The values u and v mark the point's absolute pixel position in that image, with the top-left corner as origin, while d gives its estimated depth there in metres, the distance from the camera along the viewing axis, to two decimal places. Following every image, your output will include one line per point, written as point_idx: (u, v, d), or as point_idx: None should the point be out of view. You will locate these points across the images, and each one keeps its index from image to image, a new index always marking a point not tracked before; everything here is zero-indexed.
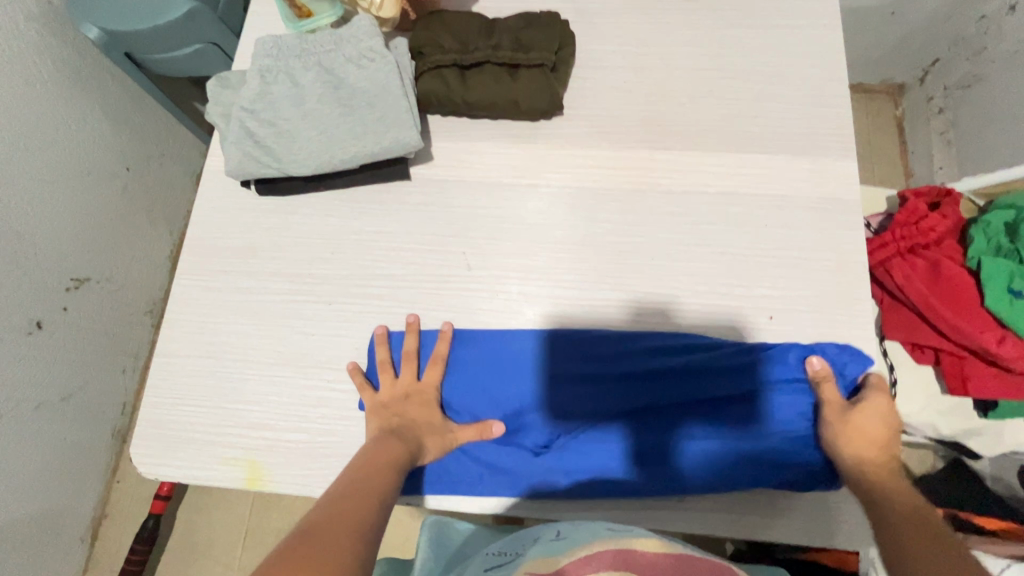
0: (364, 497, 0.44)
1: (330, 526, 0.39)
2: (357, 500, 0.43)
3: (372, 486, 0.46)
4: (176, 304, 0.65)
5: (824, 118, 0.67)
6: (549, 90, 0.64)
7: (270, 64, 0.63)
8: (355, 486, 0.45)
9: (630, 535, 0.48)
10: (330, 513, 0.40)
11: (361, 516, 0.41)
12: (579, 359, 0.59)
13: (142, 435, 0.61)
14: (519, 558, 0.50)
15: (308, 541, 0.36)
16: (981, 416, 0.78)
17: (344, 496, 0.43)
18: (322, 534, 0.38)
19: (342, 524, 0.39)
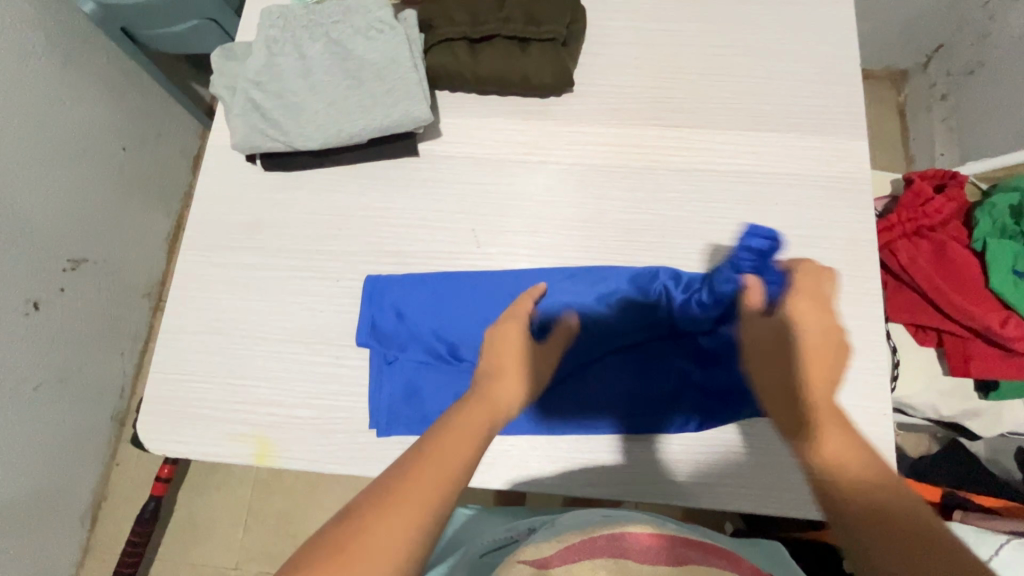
0: (467, 442, 0.40)
1: (418, 488, 0.35)
2: (459, 449, 0.39)
3: (477, 426, 0.42)
4: (181, 280, 0.64)
5: (835, 97, 0.66)
6: (559, 65, 0.63)
7: (276, 34, 0.61)
8: (460, 423, 0.41)
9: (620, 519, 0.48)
10: (425, 464, 0.37)
11: (453, 478, 0.37)
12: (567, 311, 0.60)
13: (148, 412, 0.60)
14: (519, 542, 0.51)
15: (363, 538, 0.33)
16: (981, 396, 0.78)
17: (449, 437, 0.40)
18: (395, 498, 0.34)
19: (437, 495, 0.35)
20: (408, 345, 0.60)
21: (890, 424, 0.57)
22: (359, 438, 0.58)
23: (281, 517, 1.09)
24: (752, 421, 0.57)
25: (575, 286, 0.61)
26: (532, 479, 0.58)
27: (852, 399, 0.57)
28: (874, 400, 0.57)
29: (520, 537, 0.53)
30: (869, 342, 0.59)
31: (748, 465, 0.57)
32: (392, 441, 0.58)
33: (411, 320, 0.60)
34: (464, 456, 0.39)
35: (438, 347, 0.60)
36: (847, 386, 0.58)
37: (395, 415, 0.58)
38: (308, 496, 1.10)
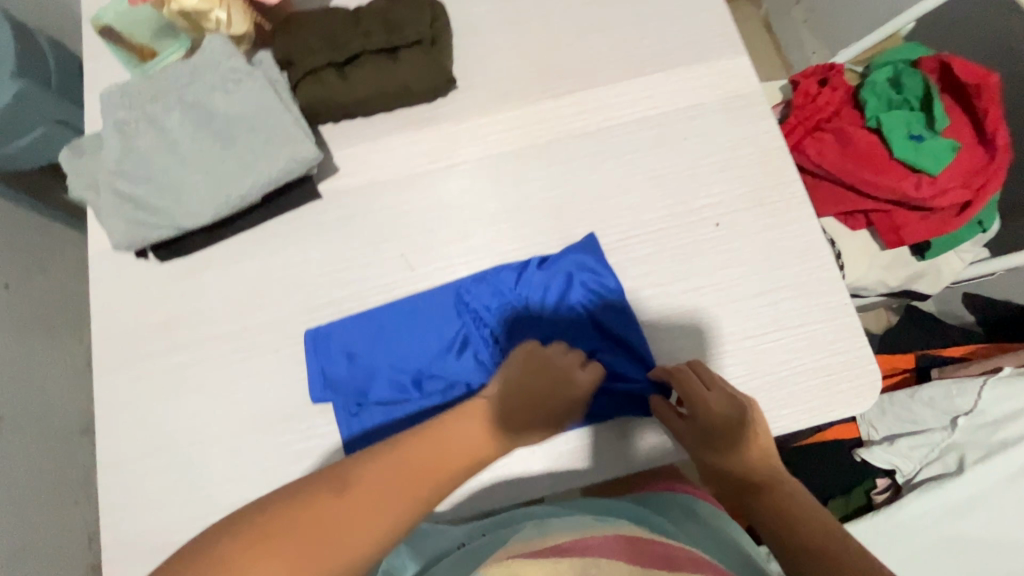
0: (434, 462, 0.41)
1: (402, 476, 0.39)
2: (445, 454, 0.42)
3: (449, 443, 0.42)
4: (106, 406, 0.57)
5: (706, 23, 0.68)
6: (434, 64, 0.61)
7: (126, 114, 0.56)
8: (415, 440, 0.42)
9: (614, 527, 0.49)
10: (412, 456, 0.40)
11: (399, 502, 0.38)
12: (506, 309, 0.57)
13: (111, 560, 0.54)
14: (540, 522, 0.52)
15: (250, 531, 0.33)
16: (919, 259, 0.83)
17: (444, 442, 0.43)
18: (366, 480, 0.38)
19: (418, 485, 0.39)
20: (370, 387, 0.56)
21: (852, 312, 0.58)
22: None
23: None
24: (730, 351, 0.57)
25: (511, 286, 0.58)
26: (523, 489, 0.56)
27: (812, 300, 0.58)
28: (831, 295, 0.59)
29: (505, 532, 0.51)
30: (809, 243, 0.60)
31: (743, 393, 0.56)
32: None
33: (367, 362, 0.57)
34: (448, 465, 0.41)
35: (401, 384, 0.56)
36: (804, 289, 0.59)
37: None
38: None
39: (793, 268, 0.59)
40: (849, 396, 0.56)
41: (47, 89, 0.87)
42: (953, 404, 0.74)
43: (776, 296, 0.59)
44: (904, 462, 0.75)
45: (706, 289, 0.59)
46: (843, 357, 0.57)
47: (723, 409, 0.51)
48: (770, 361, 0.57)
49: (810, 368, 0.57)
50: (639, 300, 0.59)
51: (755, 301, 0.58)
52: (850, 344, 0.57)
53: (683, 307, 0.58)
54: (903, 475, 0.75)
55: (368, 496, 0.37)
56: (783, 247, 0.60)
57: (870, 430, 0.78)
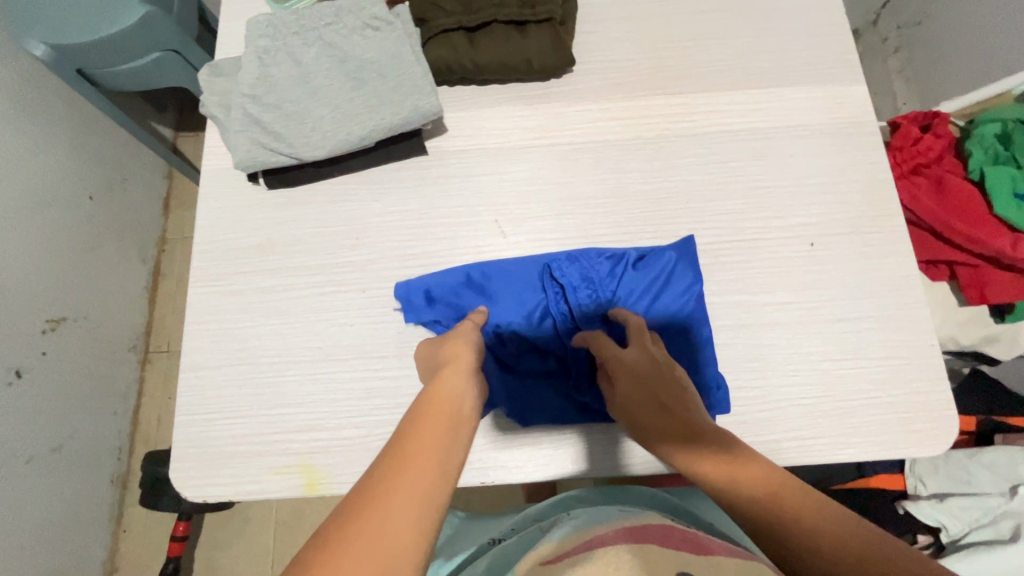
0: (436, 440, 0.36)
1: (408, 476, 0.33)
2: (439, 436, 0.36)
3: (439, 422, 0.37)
4: (195, 314, 0.60)
5: (827, 47, 0.67)
6: (559, 44, 0.62)
7: (267, 44, 0.59)
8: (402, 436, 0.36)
9: (638, 519, 0.48)
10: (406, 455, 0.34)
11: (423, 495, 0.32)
12: (591, 291, 0.58)
13: (178, 458, 0.56)
14: (581, 522, 0.52)
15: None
16: (998, 320, 0.82)
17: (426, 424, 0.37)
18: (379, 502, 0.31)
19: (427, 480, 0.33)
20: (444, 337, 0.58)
21: (937, 355, 0.57)
22: None
23: None
24: (806, 369, 0.57)
25: (599, 271, 0.59)
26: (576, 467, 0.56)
27: (896, 335, 0.58)
28: (917, 334, 0.58)
29: (531, 533, 0.58)
30: (902, 278, 0.59)
31: (813, 414, 0.56)
32: None
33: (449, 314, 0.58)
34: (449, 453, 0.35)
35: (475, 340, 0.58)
36: (890, 323, 0.58)
37: None
38: None
39: (883, 302, 0.59)
40: (922, 437, 0.55)
41: (172, 16, 0.92)
42: (1016, 473, 0.73)
43: (861, 325, 0.58)
44: (951, 521, 0.73)
45: (790, 305, 0.59)
46: (920, 398, 0.56)
47: (642, 366, 0.50)
48: (844, 387, 0.56)
49: (885, 402, 0.56)
50: (721, 304, 0.59)
51: (838, 326, 0.58)
52: (930, 386, 0.56)
53: (764, 319, 0.58)
54: (948, 534, 0.73)
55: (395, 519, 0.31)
56: (874, 278, 0.59)
57: (919, 483, 0.77)
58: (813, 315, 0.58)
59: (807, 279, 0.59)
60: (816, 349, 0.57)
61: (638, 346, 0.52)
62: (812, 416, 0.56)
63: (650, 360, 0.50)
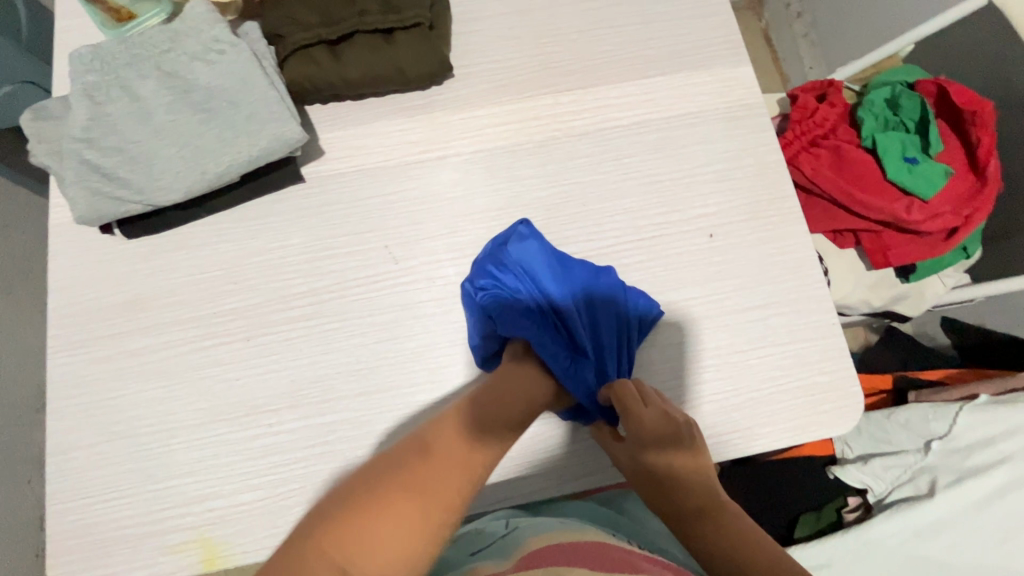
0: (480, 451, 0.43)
1: (399, 513, 0.36)
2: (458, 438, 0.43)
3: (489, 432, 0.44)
4: (59, 388, 0.54)
5: (712, 28, 0.66)
6: (432, 50, 0.58)
7: (96, 78, 0.52)
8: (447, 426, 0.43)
9: (581, 531, 0.49)
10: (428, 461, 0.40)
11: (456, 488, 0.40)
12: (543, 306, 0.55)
13: (56, 552, 0.50)
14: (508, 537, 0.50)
15: (337, 522, 0.36)
16: (903, 281, 0.84)
17: (441, 439, 0.42)
18: (429, 464, 0.40)
19: (453, 482, 0.40)
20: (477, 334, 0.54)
21: (839, 332, 0.58)
22: None
23: None
24: (718, 363, 0.56)
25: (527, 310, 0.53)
26: (497, 495, 0.54)
27: (799, 318, 0.58)
28: (819, 315, 0.58)
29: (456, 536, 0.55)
30: (802, 259, 0.59)
31: (726, 408, 0.55)
32: None
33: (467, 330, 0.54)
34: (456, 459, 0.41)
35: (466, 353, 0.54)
36: (793, 307, 0.58)
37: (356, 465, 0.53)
38: None
39: (786, 285, 0.59)
40: (832, 417, 0.56)
41: (17, 45, 0.82)
42: (928, 428, 0.74)
43: (766, 312, 0.58)
44: (876, 482, 0.76)
45: (697, 300, 0.58)
46: (826, 377, 0.56)
47: (661, 425, 0.51)
48: (756, 376, 0.56)
49: (794, 386, 0.56)
50: None
51: (745, 315, 0.58)
52: (834, 364, 0.57)
53: (671, 318, 0.57)
54: (875, 494, 0.76)
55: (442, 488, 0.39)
56: (776, 262, 0.59)
57: (845, 449, 0.80)
58: (720, 308, 0.58)
59: (711, 272, 0.59)
60: (727, 342, 0.57)
61: (659, 409, 0.52)
62: (727, 410, 0.55)
63: (668, 423, 0.51)
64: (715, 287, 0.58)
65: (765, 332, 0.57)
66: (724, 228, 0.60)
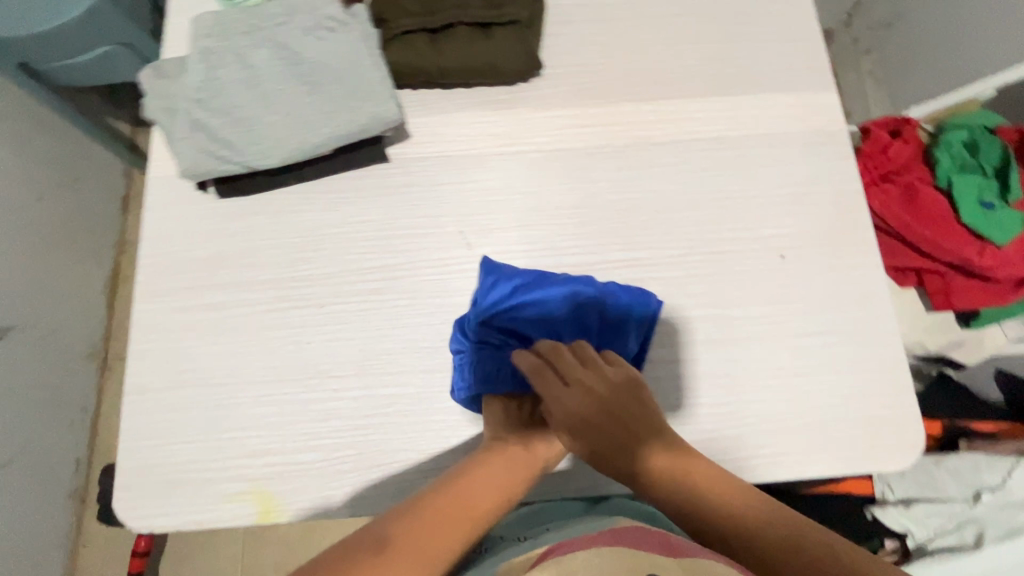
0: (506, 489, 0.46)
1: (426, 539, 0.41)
2: (502, 475, 0.47)
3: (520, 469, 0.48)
4: (140, 332, 0.57)
5: (798, 53, 0.66)
6: (525, 48, 0.60)
7: (213, 45, 0.55)
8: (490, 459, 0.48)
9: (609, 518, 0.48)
10: (461, 492, 0.45)
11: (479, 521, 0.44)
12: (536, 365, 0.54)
13: (123, 486, 0.53)
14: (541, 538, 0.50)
15: (381, 535, 0.40)
16: (964, 327, 0.84)
17: (473, 473, 0.46)
18: (460, 493, 0.44)
19: (468, 520, 0.43)
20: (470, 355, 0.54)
21: (902, 367, 0.57)
22: (375, 472, 0.53)
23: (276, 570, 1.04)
24: (776, 384, 0.56)
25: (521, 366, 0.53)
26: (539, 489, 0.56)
27: (863, 349, 0.57)
28: (884, 347, 0.57)
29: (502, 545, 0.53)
30: (871, 290, 0.59)
31: (781, 430, 0.55)
32: (412, 469, 0.53)
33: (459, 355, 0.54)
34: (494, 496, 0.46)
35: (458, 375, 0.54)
36: (858, 336, 0.58)
37: (411, 439, 0.54)
38: (306, 539, 1.06)
39: (852, 315, 0.58)
40: (889, 452, 0.55)
41: (121, 8, 0.86)
42: (980, 478, 0.74)
43: (830, 339, 0.58)
44: (918, 526, 0.74)
45: (761, 319, 0.58)
46: (886, 411, 0.56)
47: (588, 404, 0.48)
48: (815, 402, 0.56)
49: (851, 416, 0.56)
50: (691, 319, 0.58)
51: (808, 340, 0.57)
52: (896, 399, 0.56)
53: (732, 333, 0.57)
54: (915, 540, 0.74)
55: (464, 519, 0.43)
56: (844, 290, 0.59)
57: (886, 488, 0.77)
58: (783, 330, 0.58)
59: (777, 293, 0.59)
60: (787, 364, 0.57)
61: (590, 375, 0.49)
62: (784, 432, 0.55)
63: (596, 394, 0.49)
64: (780, 308, 0.58)
65: (827, 358, 0.57)
66: (793, 251, 0.60)
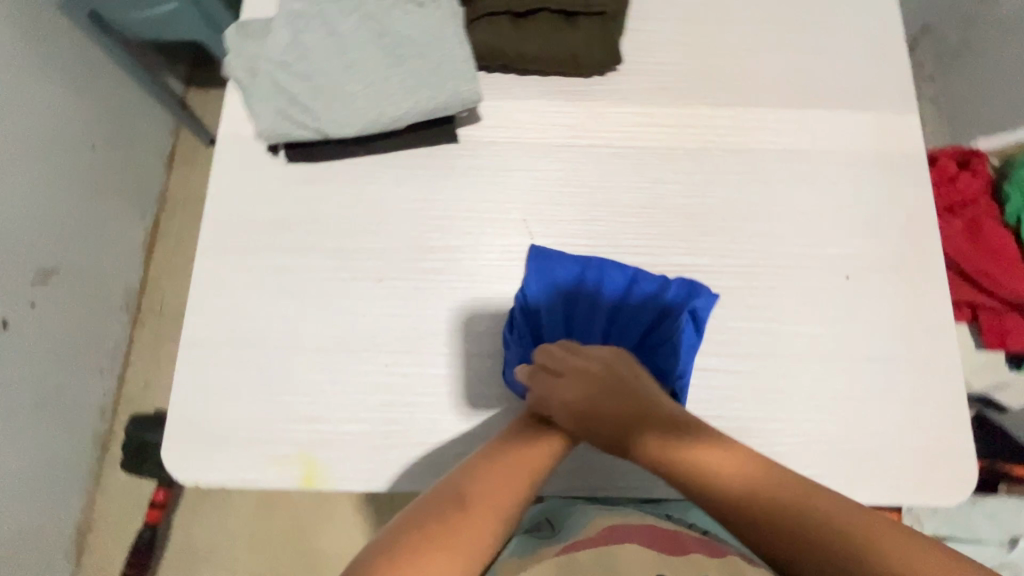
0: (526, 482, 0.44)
1: (449, 543, 0.38)
2: (520, 468, 0.45)
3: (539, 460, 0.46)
4: (201, 287, 0.57)
5: (883, 72, 0.65)
6: (609, 41, 0.59)
7: (302, 8, 0.55)
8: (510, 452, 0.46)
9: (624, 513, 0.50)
10: (484, 488, 0.42)
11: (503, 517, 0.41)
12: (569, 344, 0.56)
13: (172, 437, 0.53)
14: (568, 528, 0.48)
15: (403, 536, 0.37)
16: (1015, 369, 0.78)
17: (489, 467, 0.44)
18: (478, 489, 0.42)
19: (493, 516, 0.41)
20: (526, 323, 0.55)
21: (963, 403, 0.56)
22: (421, 449, 0.53)
23: (288, 536, 1.05)
24: (831, 406, 0.55)
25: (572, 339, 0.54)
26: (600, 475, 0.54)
27: (924, 380, 0.56)
28: (945, 381, 0.56)
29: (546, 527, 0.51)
30: (937, 321, 0.58)
31: (832, 452, 0.54)
32: (457, 451, 0.53)
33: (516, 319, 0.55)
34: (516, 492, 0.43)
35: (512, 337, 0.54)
36: (919, 366, 0.57)
37: (459, 421, 0.54)
38: (320, 508, 1.07)
39: (916, 344, 0.57)
40: (942, 487, 0.54)
41: None
42: (1017, 523, 0.73)
43: (891, 366, 0.56)
44: None
45: (822, 338, 0.57)
46: (942, 447, 0.54)
47: (580, 391, 0.48)
48: (869, 428, 0.55)
49: (905, 447, 0.54)
50: (749, 331, 0.57)
51: (868, 364, 0.56)
52: (953, 434, 0.55)
53: (791, 350, 0.56)
54: None
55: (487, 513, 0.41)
56: (909, 318, 0.58)
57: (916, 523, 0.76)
58: (843, 352, 0.57)
59: (840, 314, 0.57)
60: (844, 386, 0.56)
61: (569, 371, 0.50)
62: (835, 455, 0.54)
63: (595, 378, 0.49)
64: (841, 330, 0.57)
65: (885, 385, 0.56)
66: (860, 273, 0.59)
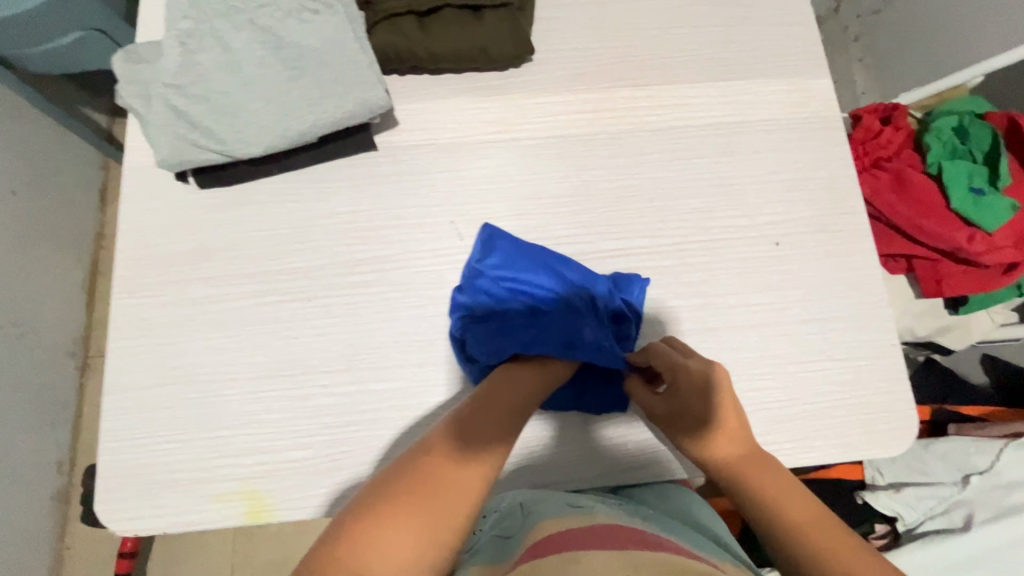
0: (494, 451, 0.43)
1: (412, 512, 0.38)
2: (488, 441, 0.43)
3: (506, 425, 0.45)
4: (121, 328, 0.54)
5: (794, 37, 0.66)
6: (517, 31, 0.58)
7: (190, 27, 0.53)
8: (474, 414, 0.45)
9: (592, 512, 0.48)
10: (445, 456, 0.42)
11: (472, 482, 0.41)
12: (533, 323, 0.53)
13: (107, 489, 0.51)
14: (534, 521, 0.47)
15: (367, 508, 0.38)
16: (952, 312, 0.83)
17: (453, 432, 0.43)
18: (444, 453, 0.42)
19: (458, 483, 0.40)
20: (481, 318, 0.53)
21: (897, 353, 0.57)
22: (369, 467, 0.52)
23: (269, 566, 1.03)
24: (773, 371, 0.56)
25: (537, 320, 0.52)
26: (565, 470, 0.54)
27: (859, 335, 0.57)
28: (879, 334, 0.58)
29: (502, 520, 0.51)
30: (865, 277, 0.59)
31: (779, 417, 0.55)
32: None
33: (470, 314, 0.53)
34: (475, 488, 0.40)
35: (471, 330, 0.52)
36: (853, 323, 0.58)
37: (405, 434, 0.53)
38: (297, 533, 1.04)
39: (848, 301, 0.58)
40: (887, 438, 0.55)
41: None
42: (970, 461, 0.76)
43: (826, 326, 0.57)
44: (908, 510, 0.75)
45: (758, 307, 0.57)
46: (883, 399, 0.56)
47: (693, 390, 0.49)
48: (811, 389, 0.56)
49: (847, 404, 0.55)
50: (688, 307, 0.57)
51: (804, 327, 0.57)
52: (892, 385, 0.56)
53: (729, 322, 0.57)
54: (905, 523, 0.75)
55: (456, 480, 0.40)
56: (839, 277, 0.59)
57: (877, 474, 0.79)
58: (780, 317, 0.57)
59: (773, 280, 0.58)
60: (783, 351, 0.56)
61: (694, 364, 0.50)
62: (783, 420, 0.55)
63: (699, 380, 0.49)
64: (775, 296, 0.58)
65: (823, 345, 0.57)
66: (788, 238, 0.59)
